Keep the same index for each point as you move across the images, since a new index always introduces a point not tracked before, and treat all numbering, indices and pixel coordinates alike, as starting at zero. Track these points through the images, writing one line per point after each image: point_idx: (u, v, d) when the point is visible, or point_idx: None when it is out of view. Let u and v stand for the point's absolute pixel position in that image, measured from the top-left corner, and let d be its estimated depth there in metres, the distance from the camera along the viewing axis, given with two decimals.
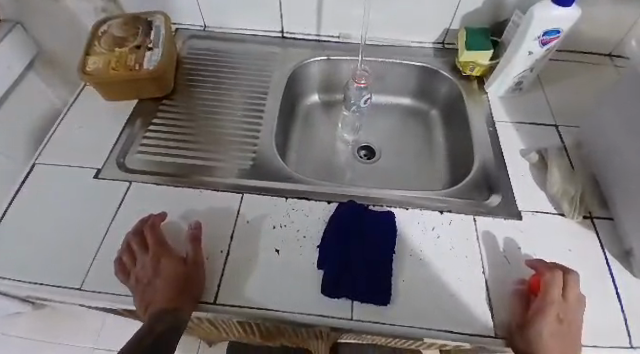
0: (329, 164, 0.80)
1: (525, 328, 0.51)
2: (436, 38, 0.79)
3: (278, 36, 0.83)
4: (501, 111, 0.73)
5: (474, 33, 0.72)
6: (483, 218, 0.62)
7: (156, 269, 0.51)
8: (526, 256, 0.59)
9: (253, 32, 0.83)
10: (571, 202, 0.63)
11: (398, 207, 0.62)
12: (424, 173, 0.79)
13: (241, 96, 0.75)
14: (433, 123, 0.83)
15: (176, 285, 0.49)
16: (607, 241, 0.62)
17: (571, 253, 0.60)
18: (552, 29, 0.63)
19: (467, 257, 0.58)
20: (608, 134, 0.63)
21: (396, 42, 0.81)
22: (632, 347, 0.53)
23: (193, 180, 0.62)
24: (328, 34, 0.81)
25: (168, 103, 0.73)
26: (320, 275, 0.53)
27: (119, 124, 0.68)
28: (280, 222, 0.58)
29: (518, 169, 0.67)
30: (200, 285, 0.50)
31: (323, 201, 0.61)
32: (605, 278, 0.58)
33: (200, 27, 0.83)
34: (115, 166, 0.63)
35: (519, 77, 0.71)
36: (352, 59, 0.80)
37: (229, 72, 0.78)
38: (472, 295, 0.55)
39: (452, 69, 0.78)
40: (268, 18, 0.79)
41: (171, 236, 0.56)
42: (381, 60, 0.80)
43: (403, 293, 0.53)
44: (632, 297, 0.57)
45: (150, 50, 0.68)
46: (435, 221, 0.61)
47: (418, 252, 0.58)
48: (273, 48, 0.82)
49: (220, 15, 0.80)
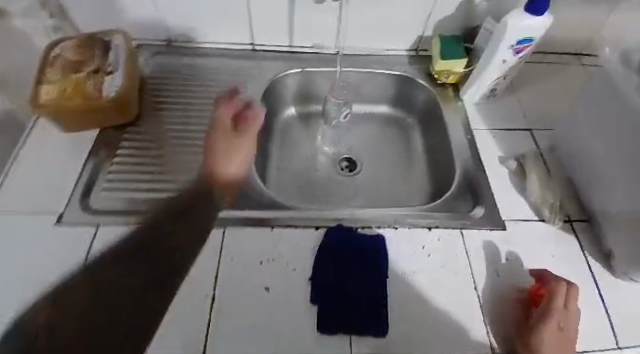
0: (311, 178, 0.77)
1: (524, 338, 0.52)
2: (410, 45, 0.77)
3: (249, 49, 0.78)
4: (478, 119, 0.73)
5: (448, 42, 0.71)
6: (470, 231, 0.62)
7: None
8: (525, 269, 0.59)
9: (221, 45, 0.78)
10: (551, 209, 0.64)
11: (386, 227, 0.61)
12: (407, 181, 0.77)
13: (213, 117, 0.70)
14: (412, 132, 0.82)
15: None
16: (587, 244, 0.64)
17: (554, 259, 0.62)
18: (525, 38, 0.63)
19: (458, 273, 0.58)
20: (584, 138, 0.64)
21: (370, 51, 0.78)
22: (619, 348, 0.55)
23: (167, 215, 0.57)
24: (301, 44, 0.77)
25: (133, 130, 0.67)
26: (314, 309, 0.51)
27: (80, 159, 0.62)
28: (267, 257, 0.55)
29: (500, 177, 0.67)
30: None
31: (310, 228, 0.59)
32: (589, 283, 0.60)
33: (163, 43, 0.77)
34: (79, 208, 0.57)
35: (493, 85, 0.71)
36: (330, 70, 0.77)
37: (197, 91, 0.74)
38: (468, 314, 0.54)
39: (428, 76, 0.77)
40: (237, 30, 0.75)
41: None
42: (357, 70, 0.78)
43: (400, 319, 0.52)
44: (615, 299, 0.59)
45: (109, 74, 0.62)
46: (425, 239, 0.61)
47: (412, 273, 0.57)
48: (243, 62, 0.77)
49: (185, 29, 0.75)
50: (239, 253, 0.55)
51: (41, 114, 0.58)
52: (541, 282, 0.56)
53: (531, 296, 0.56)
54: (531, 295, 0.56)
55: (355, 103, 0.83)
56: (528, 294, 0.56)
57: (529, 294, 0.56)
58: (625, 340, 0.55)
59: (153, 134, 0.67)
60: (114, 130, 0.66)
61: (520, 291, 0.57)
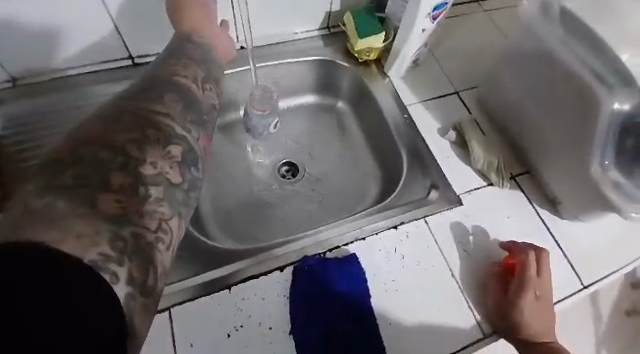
0: (251, 198, 0.68)
1: (508, 316, 0.52)
2: (320, 24, 0.70)
3: (128, 64, 0.64)
4: (409, 93, 0.69)
5: (361, 17, 0.66)
6: (434, 217, 0.59)
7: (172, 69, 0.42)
8: (496, 241, 0.59)
9: (91, 69, 0.63)
10: (498, 172, 0.64)
11: (354, 242, 0.56)
12: (352, 173, 0.72)
13: None
14: (344, 116, 0.75)
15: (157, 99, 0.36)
16: (534, 196, 0.65)
17: (510, 219, 0.62)
18: (441, 3, 0.58)
19: (434, 266, 0.56)
20: (511, 94, 0.64)
21: (278, 38, 0.69)
22: (584, 287, 0.59)
23: None
24: None
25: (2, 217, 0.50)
26: None
27: None
28: (235, 324, 0.46)
29: (444, 151, 0.65)
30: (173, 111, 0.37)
31: (275, 271, 0.51)
32: (545, 235, 0.62)
33: (7, 83, 0.60)
34: None
35: (416, 55, 0.67)
36: (241, 70, 0.67)
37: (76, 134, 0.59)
38: (454, 308, 0.53)
39: (346, 56, 0.70)
40: (108, 45, 0.60)
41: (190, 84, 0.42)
42: (271, 64, 0.68)
43: (393, 338, 0.50)
44: (570, 242, 0.62)
45: None
46: (395, 241, 0.57)
47: (392, 283, 0.53)
48: (127, 82, 0.63)
49: (36, 59, 0.58)
50: (197, 333, 0.45)
51: None
52: (512, 253, 0.56)
53: (503, 270, 0.56)
54: (503, 268, 0.56)
55: (278, 100, 0.74)
56: (500, 267, 0.56)
57: (501, 267, 0.56)
58: (587, 278, 0.59)
59: None
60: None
61: (491, 266, 0.57)
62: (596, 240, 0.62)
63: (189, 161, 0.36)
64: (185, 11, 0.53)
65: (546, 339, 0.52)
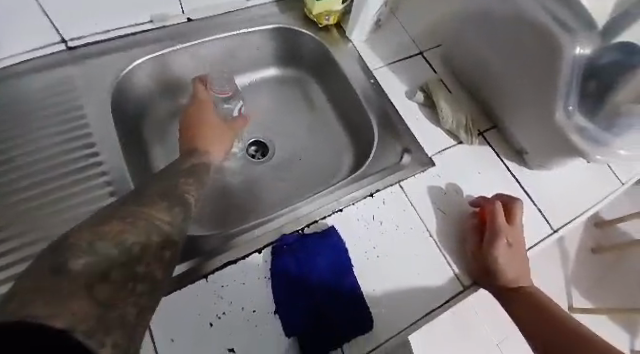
0: (220, 182, 0.65)
1: (486, 269, 0.53)
2: None
3: (62, 48, 0.57)
4: (373, 57, 0.67)
5: None
6: (408, 181, 0.59)
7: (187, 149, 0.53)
8: (469, 198, 0.60)
9: (22, 58, 0.55)
10: (467, 130, 0.64)
11: (332, 214, 0.54)
12: (323, 144, 0.70)
13: (56, 148, 0.53)
14: (308, 87, 0.73)
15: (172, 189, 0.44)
16: (502, 150, 0.66)
17: (481, 175, 0.63)
18: None
19: (413, 229, 0.56)
20: (475, 49, 0.63)
21: (228, 8, 0.64)
22: (554, 231, 0.61)
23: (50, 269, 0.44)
24: (136, 22, 0.59)
25: None
26: (292, 342, 0.46)
27: None
28: (217, 312, 0.44)
29: (413, 113, 0.64)
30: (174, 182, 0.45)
31: (253, 253, 0.49)
32: (515, 186, 0.63)
33: None
34: None
35: (377, 15, 0.64)
36: (192, 45, 0.62)
37: (16, 127, 0.53)
38: (434, 267, 0.54)
39: (304, 22, 0.66)
40: (38, 30, 0.53)
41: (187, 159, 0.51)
42: (223, 36, 0.64)
43: (377, 304, 0.50)
44: (539, 190, 0.64)
45: None
46: (372, 209, 0.56)
47: (372, 251, 0.53)
48: (67, 70, 0.57)
49: None
50: (177, 329, 0.43)
51: None
52: (482, 207, 0.57)
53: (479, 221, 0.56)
54: (480, 219, 0.56)
55: (237, 76, 0.70)
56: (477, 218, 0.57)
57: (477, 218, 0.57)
58: (556, 222, 0.61)
59: None
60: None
61: (468, 218, 0.58)
62: (563, 186, 0.64)
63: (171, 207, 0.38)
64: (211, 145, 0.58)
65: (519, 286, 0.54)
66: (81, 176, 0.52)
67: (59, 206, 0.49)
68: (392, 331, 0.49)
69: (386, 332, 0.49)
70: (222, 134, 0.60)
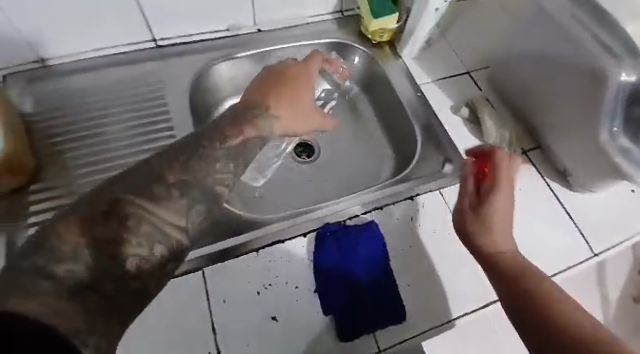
0: (270, 176, 0.70)
1: (482, 210, 0.42)
2: (334, 8, 0.71)
3: (152, 47, 0.64)
4: (421, 73, 0.72)
5: None
6: (449, 189, 0.62)
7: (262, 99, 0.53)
8: None
9: (115, 51, 0.63)
10: (510, 146, 0.66)
11: (373, 211, 0.58)
12: (367, 151, 0.74)
13: (134, 131, 0.59)
14: (357, 98, 0.78)
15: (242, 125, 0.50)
16: (545, 170, 0.67)
17: (521, 191, 0.65)
18: None
19: (452, 233, 0.58)
20: (523, 71, 0.66)
21: (293, 21, 0.70)
22: (595, 254, 0.61)
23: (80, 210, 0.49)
24: (213, 29, 0.66)
25: (36, 188, 0.52)
26: (329, 322, 0.49)
27: None
28: (264, 283, 0.49)
29: (457, 127, 0.68)
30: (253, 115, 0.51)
31: (299, 236, 0.53)
32: (555, 206, 0.64)
33: (37, 63, 0.59)
34: None
35: (428, 34, 0.69)
36: (261, 52, 0.68)
37: (103, 110, 0.60)
38: (474, 272, 0.54)
39: (360, 38, 0.72)
40: (133, 29, 0.61)
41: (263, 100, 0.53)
42: (289, 45, 0.68)
43: (412, 299, 0.52)
44: (580, 212, 0.64)
45: None
46: (411, 211, 0.59)
47: (410, 249, 0.56)
48: (151, 66, 0.64)
49: (62, 44, 0.59)
50: (229, 292, 0.49)
51: None
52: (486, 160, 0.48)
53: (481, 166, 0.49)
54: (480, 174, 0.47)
55: None
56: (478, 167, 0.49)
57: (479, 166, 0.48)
58: (597, 245, 0.61)
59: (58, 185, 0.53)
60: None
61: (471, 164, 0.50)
62: (607, 210, 0.64)
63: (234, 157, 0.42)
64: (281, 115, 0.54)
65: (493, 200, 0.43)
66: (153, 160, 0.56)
67: None
68: (421, 329, 0.50)
69: (416, 329, 0.50)
70: (304, 114, 0.56)
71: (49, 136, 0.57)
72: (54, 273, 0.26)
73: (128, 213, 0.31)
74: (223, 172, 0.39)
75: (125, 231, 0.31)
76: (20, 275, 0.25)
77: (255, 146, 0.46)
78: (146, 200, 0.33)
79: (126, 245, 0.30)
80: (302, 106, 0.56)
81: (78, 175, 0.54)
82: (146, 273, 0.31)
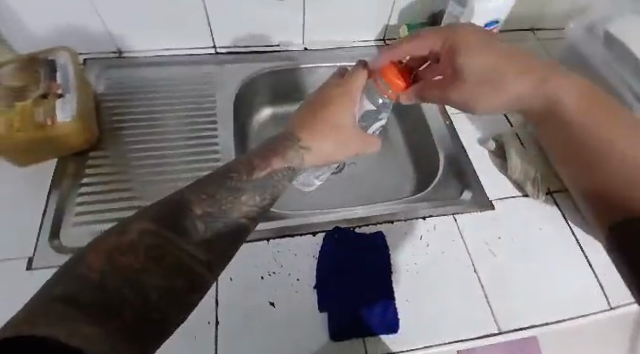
0: None
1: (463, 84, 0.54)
2: (376, 36, 0.75)
3: (211, 53, 0.73)
4: None
5: (415, 29, 0.70)
6: (462, 216, 0.63)
7: (310, 125, 0.51)
8: (521, 248, 0.61)
9: (180, 52, 0.72)
10: (534, 184, 0.66)
11: (383, 224, 0.60)
12: (392, 171, 0.77)
13: (184, 123, 0.66)
14: (389, 121, 0.81)
15: (278, 149, 0.48)
16: (570, 215, 0.65)
17: (543, 231, 0.63)
18: (490, 20, 0.64)
19: (458, 259, 0.59)
20: None
21: (338, 44, 0.75)
22: (611, 308, 0.57)
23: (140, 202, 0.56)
24: (265, 43, 0.73)
25: (94, 156, 0.61)
26: (323, 318, 0.51)
27: (40, 193, 0.55)
28: (268, 270, 0.54)
29: (481, 158, 0.69)
30: (290, 147, 0.49)
31: (308, 234, 0.57)
32: (575, 252, 0.62)
33: (115, 53, 0.70)
34: (51, 251, 0.50)
35: None
36: (304, 67, 0.73)
37: (163, 100, 0.68)
38: (472, 299, 0.56)
39: None
40: (197, 34, 0.70)
41: (307, 127, 0.51)
42: (330, 65, 0.74)
43: (407, 313, 0.54)
44: (602, 263, 0.61)
45: (60, 97, 0.55)
46: (421, 230, 0.61)
47: (414, 266, 0.57)
48: (207, 68, 0.72)
49: (138, 40, 0.68)
50: (237, 272, 0.53)
51: None
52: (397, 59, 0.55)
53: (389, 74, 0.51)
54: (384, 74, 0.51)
55: None
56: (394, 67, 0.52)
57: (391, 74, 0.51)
58: (616, 299, 0.58)
59: (112, 160, 0.61)
60: (62, 162, 0.59)
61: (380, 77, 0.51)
62: None
63: (262, 186, 0.42)
64: (325, 144, 0.52)
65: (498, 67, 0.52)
66: (196, 155, 0.63)
67: (167, 168, 0.61)
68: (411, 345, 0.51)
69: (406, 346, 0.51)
70: (342, 144, 0.53)
71: (114, 115, 0.66)
72: (80, 297, 0.26)
73: (154, 243, 0.31)
74: (248, 204, 0.40)
75: (149, 261, 0.30)
76: (47, 300, 0.24)
77: (283, 177, 0.46)
78: (169, 230, 0.33)
79: (150, 275, 0.29)
80: (339, 133, 0.53)
81: (129, 155, 0.62)
82: (172, 300, 0.30)
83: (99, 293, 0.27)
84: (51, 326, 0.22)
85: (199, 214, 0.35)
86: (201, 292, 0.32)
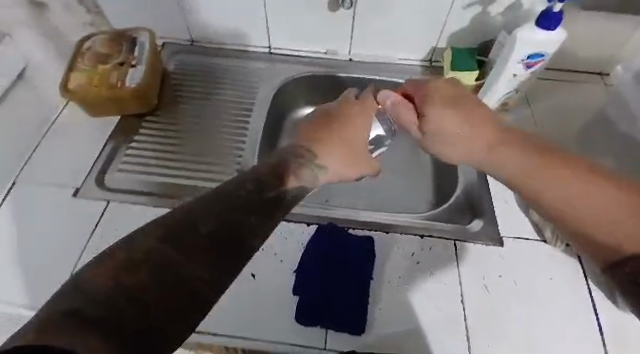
0: None
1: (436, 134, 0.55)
2: (423, 56, 0.78)
3: (265, 51, 0.81)
4: None
5: (460, 54, 0.72)
6: (464, 245, 0.61)
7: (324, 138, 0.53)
8: (521, 291, 0.57)
9: (240, 47, 0.81)
10: (554, 229, 0.61)
11: (378, 232, 0.62)
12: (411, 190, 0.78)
13: (229, 106, 0.76)
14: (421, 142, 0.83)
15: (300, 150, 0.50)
16: (592, 272, 0.59)
17: (554, 282, 0.58)
18: (537, 53, 0.63)
19: (447, 285, 0.57)
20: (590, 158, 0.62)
21: (383, 59, 0.79)
22: None
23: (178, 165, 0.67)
24: (314, 50, 0.80)
25: (151, 120, 0.72)
26: (294, 301, 0.54)
27: (100, 140, 0.68)
28: (258, 246, 0.59)
29: (500, 194, 0.67)
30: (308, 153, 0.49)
31: (302, 223, 0.62)
32: (589, 313, 0.56)
33: (187, 42, 0.82)
34: (94, 185, 0.62)
35: (506, 98, 0.70)
36: (345, 75, 0.78)
37: (218, 84, 0.79)
38: (451, 328, 0.53)
39: None
40: (256, 34, 0.79)
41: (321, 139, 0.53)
42: (370, 77, 0.78)
43: (377, 320, 0.53)
44: (616, 331, 0.54)
45: (133, 67, 0.67)
46: (414, 247, 0.61)
47: (398, 278, 0.57)
48: (259, 64, 0.80)
49: (206, 33, 0.80)
50: None
51: (70, 99, 0.64)
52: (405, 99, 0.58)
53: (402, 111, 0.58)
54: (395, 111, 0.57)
55: None
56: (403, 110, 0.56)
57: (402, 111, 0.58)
58: None
59: (165, 126, 0.72)
60: (124, 119, 0.71)
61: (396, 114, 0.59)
62: None
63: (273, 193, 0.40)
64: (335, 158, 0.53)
65: (470, 118, 0.51)
66: (229, 139, 0.71)
67: (206, 142, 0.71)
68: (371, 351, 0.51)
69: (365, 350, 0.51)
70: (355, 165, 0.55)
71: (176, 89, 0.77)
72: (87, 311, 0.19)
73: (148, 257, 0.23)
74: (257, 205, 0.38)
75: (155, 277, 0.22)
76: (55, 310, 0.18)
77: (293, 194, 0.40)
78: (172, 247, 0.24)
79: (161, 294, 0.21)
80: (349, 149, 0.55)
81: (179, 125, 0.73)
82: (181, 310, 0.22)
83: (107, 306, 0.19)
84: (63, 337, 0.16)
85: (203, 232, 0.26)
86: (204, 312, 0.23)
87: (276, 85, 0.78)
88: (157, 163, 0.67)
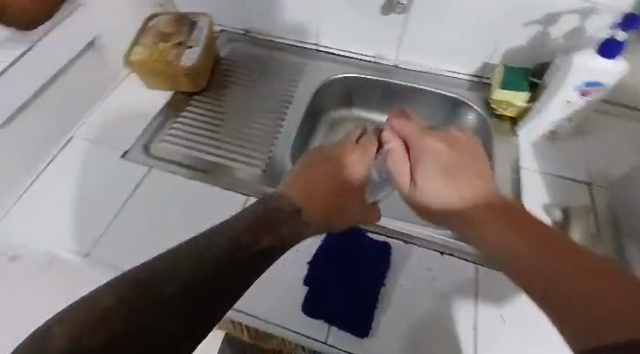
0: None
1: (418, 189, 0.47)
2: (473, 70, 0.76)
3: (313, 48, 0.83)
4: (530, 160, 0.67)
5: (512, 72, 0.70)
6: (485, 269, 0.59)
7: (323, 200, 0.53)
8: (542, 329, 0.53)
9: (290, 41, 0.84)
10: None
11: (396, 240, 0.61)
12: None
13: (273, 95, 0.78)
14: None
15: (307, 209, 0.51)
16: None
17: None
18: (596, 81, 0.59)
19: (460, 307, 0.54)
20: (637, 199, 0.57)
21: (430, 70, 0.78)
22: None
23: (216, 144, 0.70)
24: (362, 52, 0.80)
25: (198, 99, 0.76)
26: (302, 292, 0.55)
27: (150, 112, 0.73)
28: None
29: None
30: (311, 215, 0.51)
31: None
32: None
33: (242, 31, 0.85)
34: (139, 151, 0.67)
35: (555, 125, 0.67)
36: (389, 81, 0.78)
37: (265, 73, 0.81)
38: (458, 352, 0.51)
39: (485, 105, 0.74)
40: (307, 30, 0.80)
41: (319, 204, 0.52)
42: (414, 86, 0.77)
43: (381, 327, 0.52)
44: None
45: (190, 48, 0.71)
46: (432, 262, 0.59)
47: (409, 290, 0.56)
48: (306, 60, 0.82)
49: (261, 26, 0.83)
50: None
51: (131, 69, 0.69)
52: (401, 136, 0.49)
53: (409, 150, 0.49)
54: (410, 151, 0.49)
55: None
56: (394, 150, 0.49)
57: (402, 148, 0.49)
58: None
59: (211, 105, 0.76)
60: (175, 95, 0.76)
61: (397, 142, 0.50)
62: None
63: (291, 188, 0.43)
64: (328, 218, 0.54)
65: (464, 163, 0.43)
66: (267, 126, 0.74)
67: (246, 126, 0.74)
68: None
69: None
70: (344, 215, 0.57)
71: (226, 73, 0.81)
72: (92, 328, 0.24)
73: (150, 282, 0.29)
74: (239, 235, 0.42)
75: (146, 302, 0.27)
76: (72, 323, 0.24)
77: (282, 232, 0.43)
78: (169, 275, 0.30)
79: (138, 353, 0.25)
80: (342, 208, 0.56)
81: (224, 106, 0.76)
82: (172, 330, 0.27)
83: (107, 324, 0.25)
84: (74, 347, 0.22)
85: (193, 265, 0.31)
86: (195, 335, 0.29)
87: (321, 82, 0.79)
88: (198, 138, 0.71)
